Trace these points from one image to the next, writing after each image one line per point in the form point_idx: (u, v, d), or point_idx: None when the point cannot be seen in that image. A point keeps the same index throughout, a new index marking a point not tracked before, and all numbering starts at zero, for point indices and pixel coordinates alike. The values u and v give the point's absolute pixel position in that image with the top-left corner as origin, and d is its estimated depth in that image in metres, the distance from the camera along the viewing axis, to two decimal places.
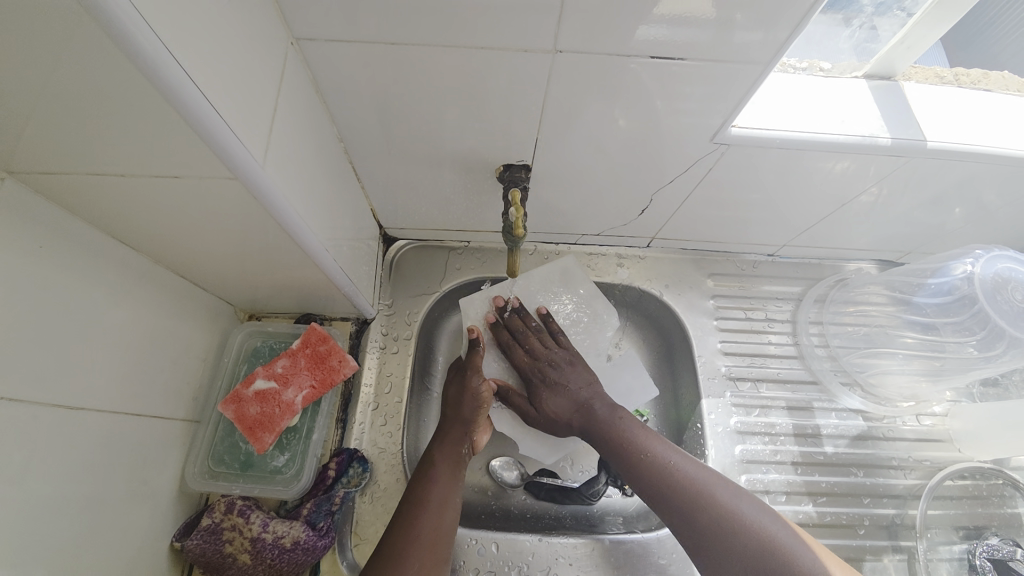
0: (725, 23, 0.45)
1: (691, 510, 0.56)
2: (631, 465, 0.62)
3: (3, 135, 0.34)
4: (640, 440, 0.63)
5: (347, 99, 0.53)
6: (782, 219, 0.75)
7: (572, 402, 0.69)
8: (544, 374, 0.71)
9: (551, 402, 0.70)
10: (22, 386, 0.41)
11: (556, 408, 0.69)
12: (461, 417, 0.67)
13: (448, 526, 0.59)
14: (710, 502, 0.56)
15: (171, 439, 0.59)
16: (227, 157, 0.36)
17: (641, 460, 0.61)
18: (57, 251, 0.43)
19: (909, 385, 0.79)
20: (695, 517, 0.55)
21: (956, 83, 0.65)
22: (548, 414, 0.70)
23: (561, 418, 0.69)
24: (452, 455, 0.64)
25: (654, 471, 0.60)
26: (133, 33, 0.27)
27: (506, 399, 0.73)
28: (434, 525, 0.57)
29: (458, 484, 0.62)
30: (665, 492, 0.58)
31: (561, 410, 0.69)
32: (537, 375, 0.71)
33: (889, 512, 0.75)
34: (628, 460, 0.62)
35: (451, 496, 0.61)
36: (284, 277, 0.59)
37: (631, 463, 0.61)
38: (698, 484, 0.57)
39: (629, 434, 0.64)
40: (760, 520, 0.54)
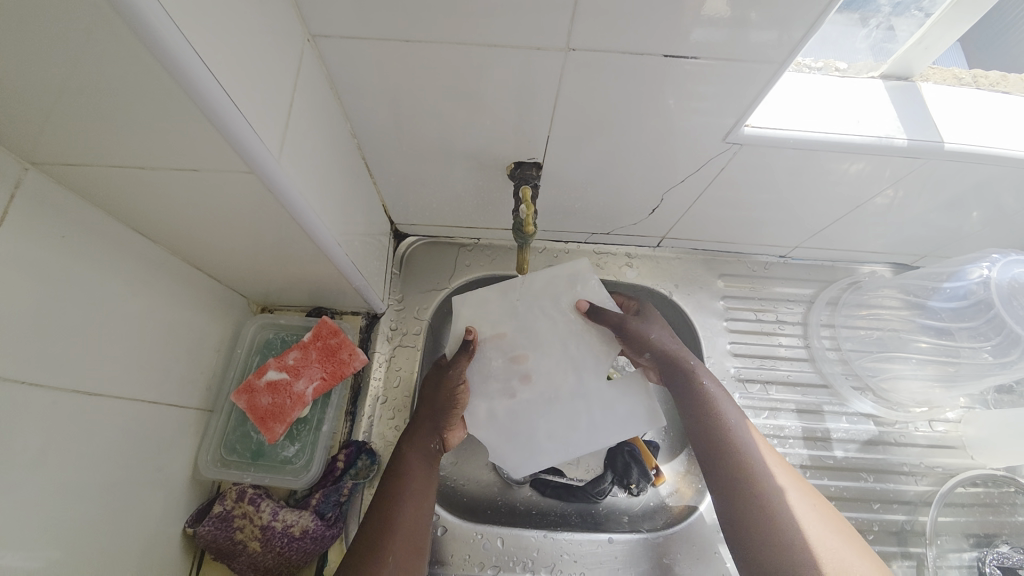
0: (739, 22, 0.45)
1: (733, 470, 0.60)
2: (697, 416, 0.65)
3: (30, 127, 0.35)
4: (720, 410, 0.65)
5: (361, 96, 0.54)
6: (795, 220, 0.74)
7: (667, 341, 0.69)
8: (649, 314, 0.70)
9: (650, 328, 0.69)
10: (44, 371, 0.42)
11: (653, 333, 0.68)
12: (439, 416, 0.66)
13: (421, 522, 0.60)
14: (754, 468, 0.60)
15: (185, 427, 0.61)
16: (243, 150, 0.37)
17: (709, 415, 0.64)
18: (78, 241, 0.44)
19: (922, 391, 0.78)
20: (738, 474, 0.60)
21: (975, 84, 0.64)
22: (643, 336, 0.68)
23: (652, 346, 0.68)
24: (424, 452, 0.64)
25: (717, 428, 0.63)
26: (157, 29, 0.28)
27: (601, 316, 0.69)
28: (410, 522, 0.59)
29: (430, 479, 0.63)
30: (718, 448, 0.62)
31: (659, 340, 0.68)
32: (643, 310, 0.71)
33: (899, 518, 0.74)
34: (696, 412, 0.65)
35: (427, 493, 0.61)
36: (296, 270, 0.60)
37: (697, 415, 0.65)
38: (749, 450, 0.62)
39: (705, 391, 0.66)
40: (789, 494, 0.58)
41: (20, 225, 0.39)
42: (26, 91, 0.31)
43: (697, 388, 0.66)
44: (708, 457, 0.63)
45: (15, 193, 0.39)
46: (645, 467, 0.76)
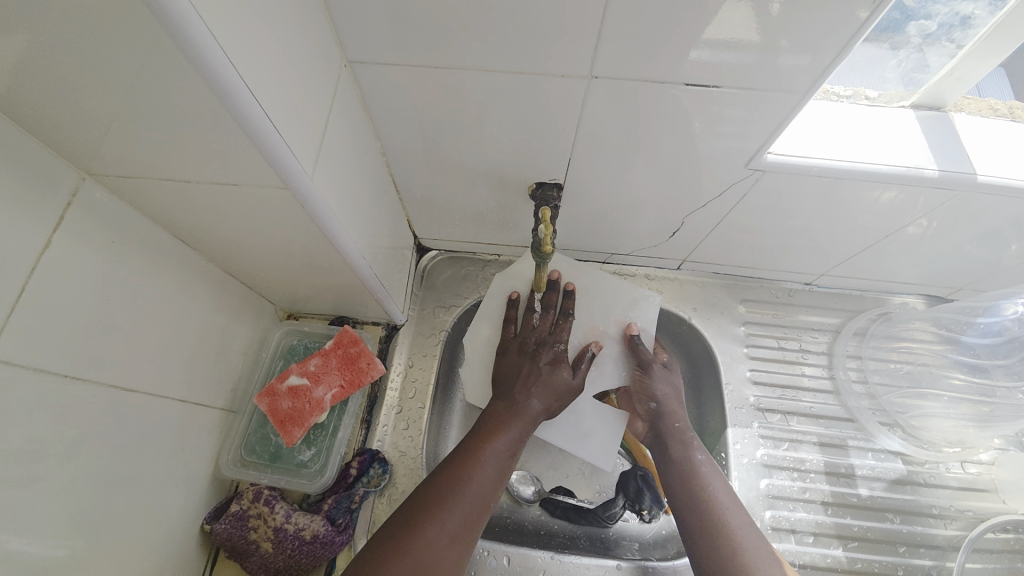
0: (766, 51, 0.45)
1: (707, 539, 0.58)
2: (678, 477, 0.65)
3: (89, 139, 0.38)
4: (705, 471, 0.64)
5: (392, 118, 0.57)
6: (822, 247, 0.73)
7: (673, 403, 0.71)
8: (671, 374, 0.74)
9: (662, 383, 0.72)
10: (84, 366, 0.45)
11: (662, 388, 0.72)
12: (545, 394, 0.66)
13: (496, 492, 0.58)
14: (731, 540, 0.57)
15: (209, 426, 0.63)
16: (281, 168, 0.39)
17: (691, 479, 0.64)
18: (125, 245, 0.48)
19: (955, 430, 0.75)
20: (713, 542, 0.58)
21: (1011, 116, 0.62)
22: (652, 384, 0.72)
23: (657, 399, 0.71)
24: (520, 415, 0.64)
25: (697, 497, 0.62)
26: (211, 62, 0.31)
27: (634, 347, 0.73)
28: (489, 481, 0.58)
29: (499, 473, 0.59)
30: (695, 517, 0.60)
31: (663, 396, 0.71)
32: (661, 366, 0.74)
33: (926, 563, 0.70)
34: (679, 473, 0.65)
35: (510, 459, 0.61)
36: (322, 280, 0.62)
37: (680, 481, 0.64)
38: (728, 522, 0.59)
39: (695, 458, 0.66)
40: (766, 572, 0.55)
41: (75, 229, 0.43)
42: (92, 109, 0.34)
43: (687, 454, 0.67)
44: (686, 525, 0.61)
45: (72, 200, 0.42)
46: (658, 493, 0.75)
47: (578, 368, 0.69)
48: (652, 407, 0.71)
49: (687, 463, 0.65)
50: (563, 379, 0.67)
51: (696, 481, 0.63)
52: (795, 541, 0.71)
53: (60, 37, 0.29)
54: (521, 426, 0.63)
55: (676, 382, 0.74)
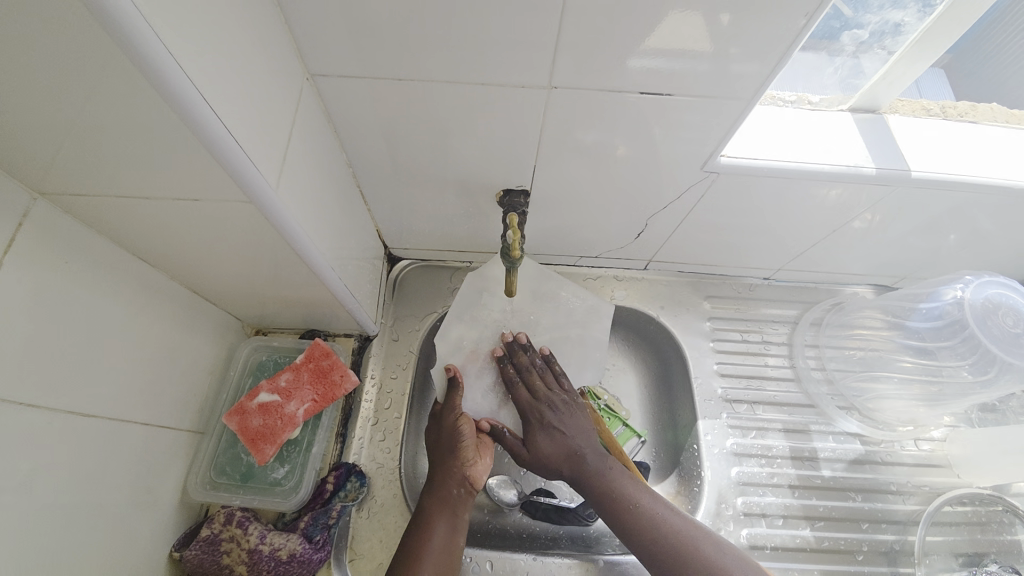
0: (718, 57, 0.48)
1: (633, 526, 0.61)
2: (591, 488, 0.64)
3: (38, 158, 0.37)
4: (605, 470, 0.65)
5: (357, 131, 0.57)
6: (778, 243, 0.77)
7: (582, 448, 0.67)
8: (542, 416, 0.68)
9: (545, 446, 0.67)
10: (39, 393, 0.43)
11: (546, 450, 0.67)
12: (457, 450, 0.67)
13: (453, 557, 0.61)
14: (671, 527, 0.60)
15: (176, 449, 0.61)
16: (242, 180, 0.39)
17: (599, 482, 0.64)
18: (81, 265, 0.46)
19: (907, 410, 0.79)
20: (637, 526, 0.61)
21: (942, 115, 0.67)
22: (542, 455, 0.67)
23: (551, 466, 0.67)
24: (447, 509, 0.63)
25: (613, 497, 0.63)
26: (174, 81, 0.31)
27: (499, 437, 0.70)
28: (439, 554, 0.60)
29: (452, 534, 0.62)
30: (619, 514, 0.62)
31: (553, 456, 0.67)
32: (534, 416, 0.69)
33: (888, 538, 0.74)
34: (591, 486, 0.64)
35: (453, 527, 0.62)
36: (291, 294, 0.62)
37: (596, 491, 0.64)
38: (642, 502, 0.62)
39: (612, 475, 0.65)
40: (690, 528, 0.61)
41: (27, 252, 0.41)
42: (39, 125, 0.33)
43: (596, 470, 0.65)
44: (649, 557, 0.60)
45: (22, 222, 0.40)
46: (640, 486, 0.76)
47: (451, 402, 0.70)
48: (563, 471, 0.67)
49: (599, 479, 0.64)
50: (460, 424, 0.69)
51: (634, 506, 0.62)
52: (765, 525, 0.73)
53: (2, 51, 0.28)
54: (451, 521, 0.63)
55: (553, 419, 0.68)
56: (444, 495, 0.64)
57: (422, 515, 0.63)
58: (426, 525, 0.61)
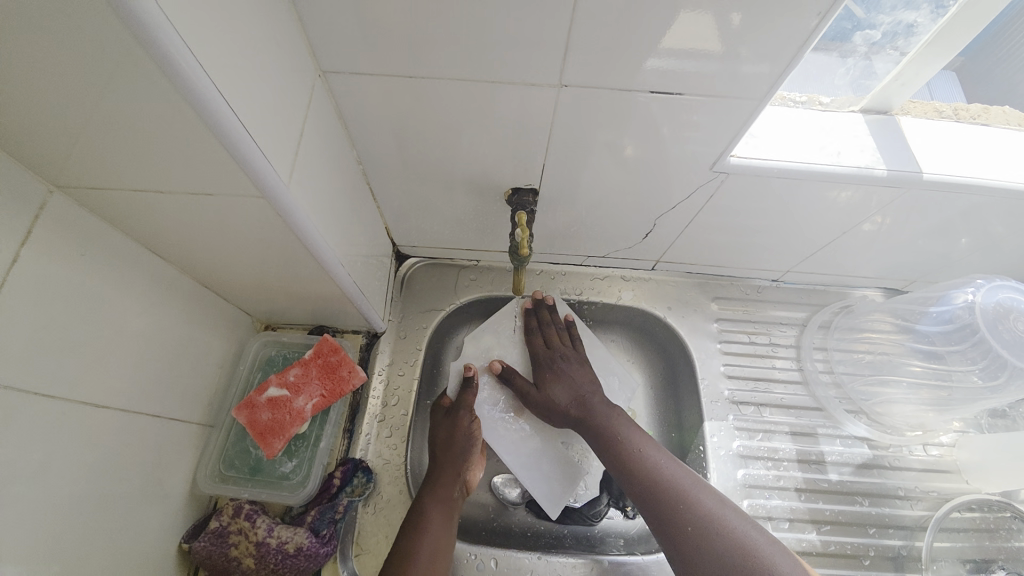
0: (728, 57, 0.48)
1: (631, 471, 0.62)
2: (596, 429, 0.67)
3: (55, 151, 0.37)
4: (613, 417, 0.68)
5: (367, 128, 0.57)
6: (787, 245, 0.77)
7: (592, 390, 0.72)
8: (554, 361, 0.75)
9: (556, 388, 0.72)
10: (54, 383, 0.44)
11: (558, 394, 0.71)
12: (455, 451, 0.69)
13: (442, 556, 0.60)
14: (669, 479, 0.59)
15: (186, 442, 0.61)
16: (255, 176, 0.39)
17: (606, 425, 0.67)
18: (95, 258, 0.47)
19: (915, 414, 0.78)
20: (634, 471, 0.61)
21: (956, 117, 0.66)
22: (554, 397, 0.71)
23: (560, 406, 0.71)
24: (445, 505, 0.64)
25: (614, 440, 0.65)
26: (190, 76, 0.31)
27: (511, 378, 0.75)
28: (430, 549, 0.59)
29: (447, 534, 0.62)
30: (619, 457, 0.63)
31: (562, 397, 0.71)
32: (546, 361, 0.75)
33: (895, 543, 0.74)
34: (597, 428, 0.67)
35: (447, 526, 0.63)
36: (301, 289, 0.62)
37: (600, 434, 0.66)
38: (643, 452, 0.63)
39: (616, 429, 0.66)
40: (690, 483, 0.59)
41: (43, 243, 0.42)
42: (59, 118, 0.34)
43: (608, 411, 0.69)
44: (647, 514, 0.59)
45: (40, 214, 0.41)
46: None
47: (465, 398, 0.73)
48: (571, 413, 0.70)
49: (608, 421, 0.67)
50: (468, 425, 0.71)
51: (638, 462, 0.62)
52: (771, 528, 0.73)
53: (19, 41, 0.28)
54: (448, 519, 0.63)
55: (562, 367, 0.74)
56: (444, 494, 0.65)
57: (420, 510, 0.63)
58: (423, 518, 0.62)
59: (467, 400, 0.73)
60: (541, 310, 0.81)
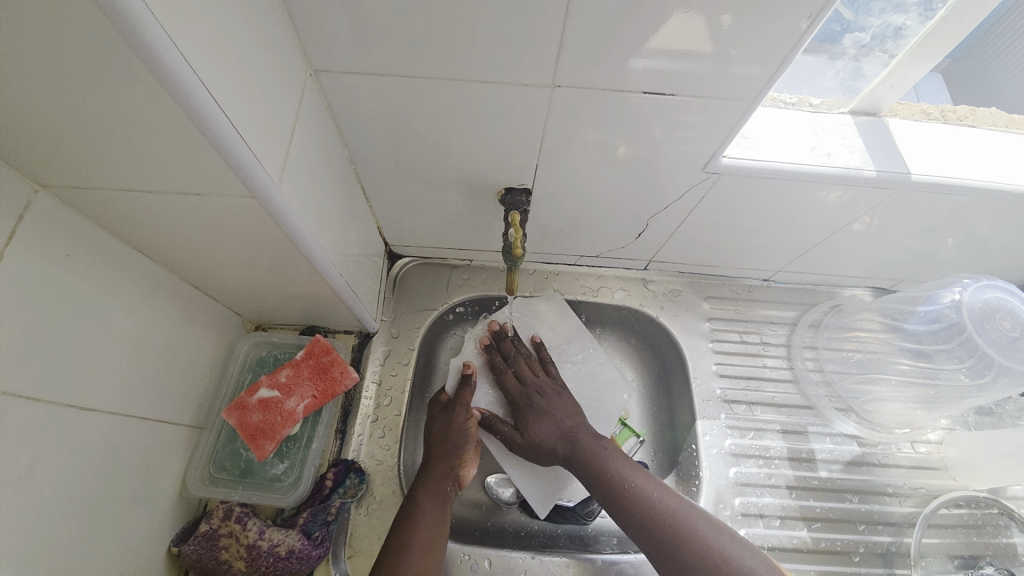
0: (719, 60, 0.48)
1: (625, 504, 0.61)
2: (585, 465, 0.65)
3: (40, 149, 0.36)
4: (598, 450, 0.66)
5: (359, 127, 0.57)
6: (778, 245, 0.77)
7: (577, 421, 0.70)
8: (530, 400, 0.71)
9: (538, 428, 0.70)
10: (39, 386, 0.43)
11: (544, 434, 0.69)
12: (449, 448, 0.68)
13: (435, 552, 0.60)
14: (663, 509, 0.59)
15: (175, 444, 0.61)
16: (245, 174, 0.39)
17: (595, 461, 0.65)
18: (82, 258, 0.46)
19: (904, 412, 0.79)
20: (627, 504, 0.60)
21: (942, 119, 0.67)
22: (540, 435, 0.69)
23: (547, 448, 0.69)
24: (438, 498, 0.64)
25: (602, 477, 0.63)
26: (178, 73, 0.31)
27: (493, 425, 0.72)
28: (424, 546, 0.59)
29: (439, 530, 0.61)
30: (611, 491, 0.62)
31: (547, 435, 0.69)
32: (522, 402, 0.72)
33: (885, 539, 0.75)
34: (586, 467, 0.65)
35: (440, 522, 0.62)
36: (292, 289, 0.62)
37: (590, 475, 0.64)
38: (634, 482, 0.62)
39: (607, 465, 0.64)
40: (684, 511, 0.59)
41: (27, 242, 0.41)
42: (44, 117, 0.33)
43: (596, 442, 0.67)
44: (648, 551, 0.58)
45: (24, 213, 0.40)
46: None
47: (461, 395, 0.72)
48: (560, 454, 0.68)
49: (594, 457, 0.65)
50: (463, 422, 0.70)
51: (636, 505, 0.60)
52: (763, 526, 0.74)
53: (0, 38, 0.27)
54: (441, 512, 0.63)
55: (541, 403, 0.71)
56: (437, 487, 0.65)
57: (413, 504, 0.63)
58: (417, 513, 0.61)
59: (465, 396, 0.72)
60: (501, 342, 0.77)
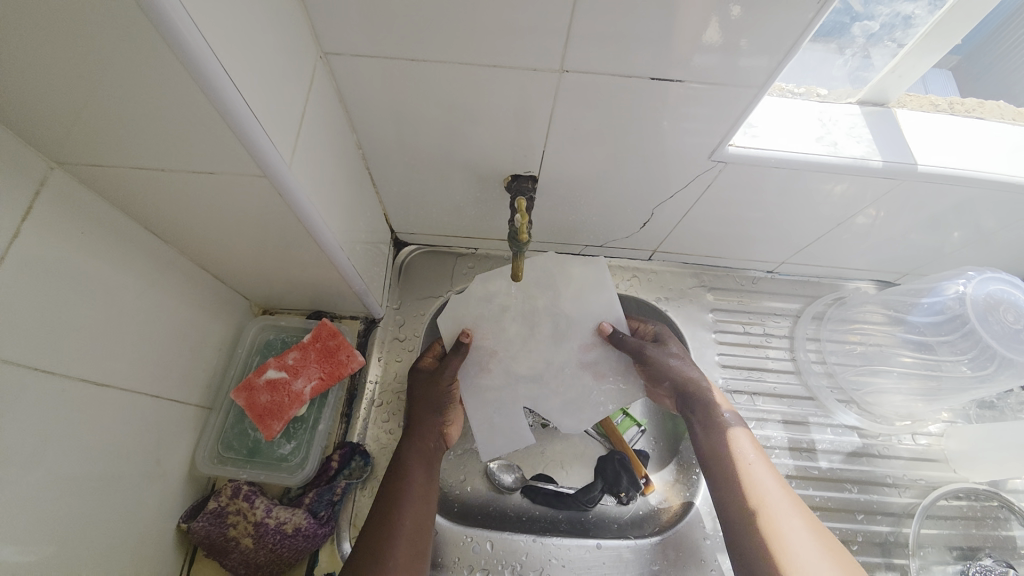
0: (729, 49, 0.48)
1: (723, 458, 0.65)
2: (702, 411, 0.69)
3: (56, 126, 0.37)
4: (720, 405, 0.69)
5: (367, 111, 0.57)
6: (783, 236, 0.77)
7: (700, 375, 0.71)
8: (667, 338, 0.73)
9: (673, 360, 0.69)
10: (52, 363, 0.44)
11: (674, 365, 0.69)
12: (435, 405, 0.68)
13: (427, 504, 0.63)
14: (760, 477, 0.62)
15: (184, 424, 0.62)
16: (257, 153, 0.39)
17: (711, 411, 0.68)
18: (95, 237, 0.47)
19: (904, 404, 0.80)
20: (727, 458, 0.65)
21: (950, 110, 0.67)
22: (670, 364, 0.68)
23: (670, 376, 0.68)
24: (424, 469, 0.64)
25: (717, 426, 0.67)
26: (192, 50, 0.31)
27: (622, 342, 0.67)
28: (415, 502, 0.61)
29: (429, 486, 0.64)
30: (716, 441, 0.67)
31: (677, 369, 0.69)
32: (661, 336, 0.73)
33: (883, 529, 0.75)
34: (703, 411, 0.68)
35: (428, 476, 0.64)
36: (300, 273, 0.62)
37: (704, 419, 0.68)
38: (744, 447, 0.65)
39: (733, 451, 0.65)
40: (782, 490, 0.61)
41: (42, 220, 0.41)
42: (62, 93, 0.34)
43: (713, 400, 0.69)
44: (726, 504, 0.63)
45: (41, 190, 0.41)
46: (635, 476, 0.76)
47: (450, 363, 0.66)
48: (676, 384, 0.69)
49: (712, 407, 0.68)
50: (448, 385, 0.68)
51: (742, 471, 0.63)
52: None
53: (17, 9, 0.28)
54: (426, 482, 0.64)
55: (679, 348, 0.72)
56: (422, 445, 0.66)
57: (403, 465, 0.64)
58: (403, 472, 0.63)
59: (455, 364, 0.66)
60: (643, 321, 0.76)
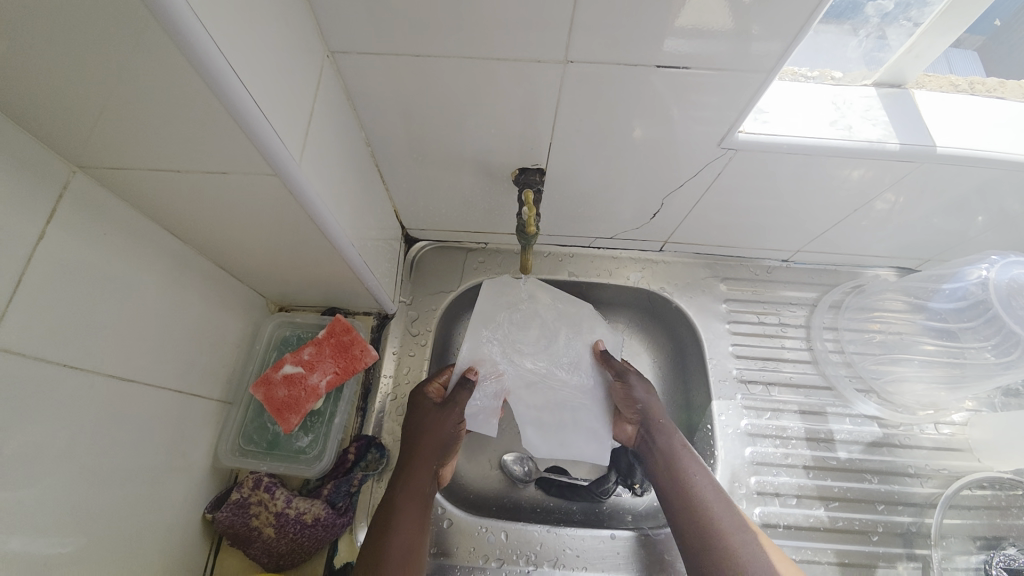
0: (739, 33, 0.47)
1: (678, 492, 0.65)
2: (658, 442, 0.69)
3: (76, 131, 0.38)
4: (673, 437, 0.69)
5: (375, 109, 0.58)
6: (797, 223, 0.76)
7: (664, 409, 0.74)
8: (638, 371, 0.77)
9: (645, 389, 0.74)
10: (80, 360, 0.46)
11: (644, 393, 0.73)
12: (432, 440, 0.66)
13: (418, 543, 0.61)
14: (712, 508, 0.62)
15: (206, 418, 0.64)
16: (266, 151, 0.40)
17: (665, 442, 0.69)
18: (116, 238, 0.48)
19: (927, 393, 0.78)
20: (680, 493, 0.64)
21: (971, 90, 0.65)
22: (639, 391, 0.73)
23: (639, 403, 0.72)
24: (419, 504, 0.63)
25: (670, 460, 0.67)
26: (201, 51, 0.32)
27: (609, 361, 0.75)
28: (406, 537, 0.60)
29: (421, 524, 0.62)
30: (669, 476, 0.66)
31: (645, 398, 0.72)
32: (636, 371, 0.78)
33: (905, 519, 0.74)
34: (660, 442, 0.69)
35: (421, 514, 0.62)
36: (313, 270, 0.63)
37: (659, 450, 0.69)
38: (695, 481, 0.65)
39: (698, 487, 0.64)
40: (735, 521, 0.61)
41: (65, 223, 0.43)
42: (79, 98, 0.35)
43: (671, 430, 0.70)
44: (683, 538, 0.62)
45: (63, 193, 0.43)
46: None
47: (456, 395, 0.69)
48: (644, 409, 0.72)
49: (669, 437, 0.69)
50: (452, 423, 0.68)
51: (693, 501, 0.63)
52: (778, 504, 0.74)
53: (34, 17, 0.29)
54: (419, 520, 0.62)
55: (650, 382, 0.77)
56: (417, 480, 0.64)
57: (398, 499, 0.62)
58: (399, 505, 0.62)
59: (461, 396, 0.69)
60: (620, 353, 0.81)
